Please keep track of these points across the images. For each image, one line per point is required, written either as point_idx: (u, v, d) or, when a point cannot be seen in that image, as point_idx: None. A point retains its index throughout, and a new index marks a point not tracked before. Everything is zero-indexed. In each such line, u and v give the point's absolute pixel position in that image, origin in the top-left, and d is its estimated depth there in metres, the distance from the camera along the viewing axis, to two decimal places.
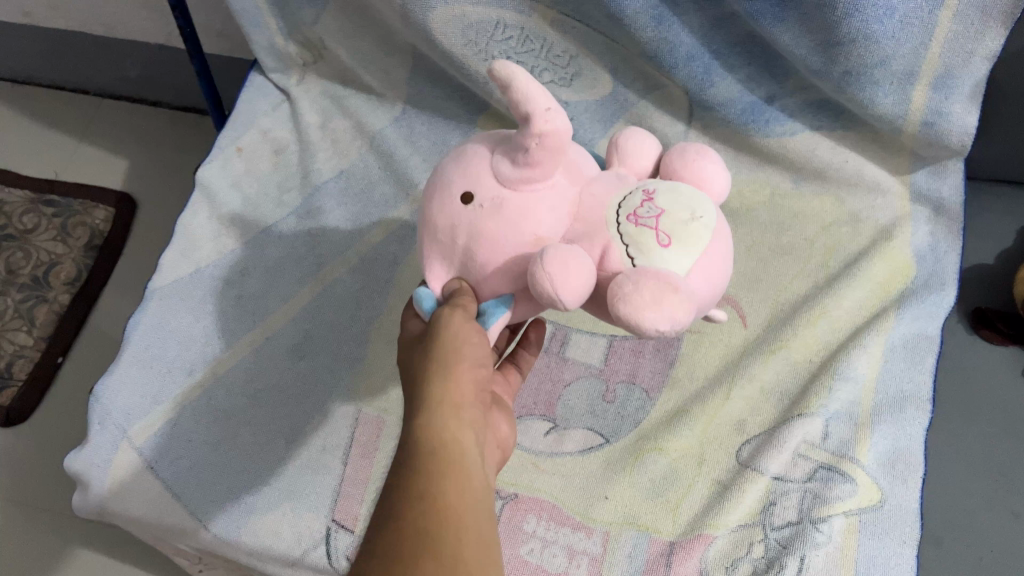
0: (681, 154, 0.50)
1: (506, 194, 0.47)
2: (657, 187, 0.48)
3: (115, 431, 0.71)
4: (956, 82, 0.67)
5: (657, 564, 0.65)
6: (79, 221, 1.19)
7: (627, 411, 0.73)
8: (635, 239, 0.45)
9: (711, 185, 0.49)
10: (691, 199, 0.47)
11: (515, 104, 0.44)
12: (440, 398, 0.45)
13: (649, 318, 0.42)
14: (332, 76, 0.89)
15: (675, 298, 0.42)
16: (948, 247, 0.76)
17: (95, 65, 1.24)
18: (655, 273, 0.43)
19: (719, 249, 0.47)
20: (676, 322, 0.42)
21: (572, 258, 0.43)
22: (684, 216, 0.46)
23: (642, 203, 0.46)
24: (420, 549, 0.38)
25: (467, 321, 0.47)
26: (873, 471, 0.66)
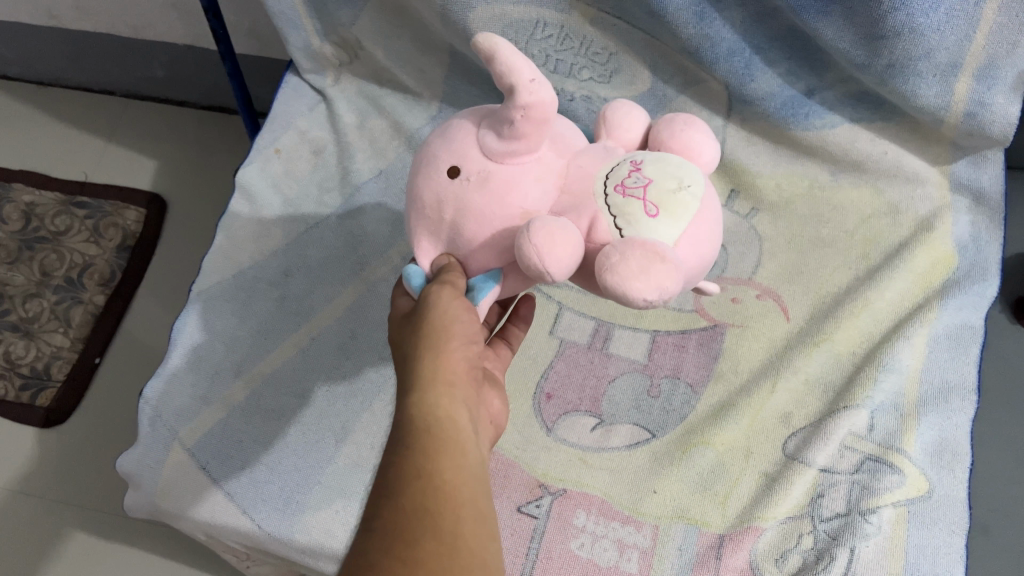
0: (669, 124, 0.49)
1: (493, 167, 0.47)
2: (645, 158, 0.47)
3: (166, 432, 0.72)
4: (999, 74, 0.68)
5: (707, 557, 0.65)
6: (110, 222, 1.20)
7: (673, 406, 0.74)
8: (622, 210, 0.45)
9: (699, 156, 0.49)
10: (679, 170, 0.46)
11: (499, 77, 0.44)
12: (432, 375, 0.45)
13: (635, 288, 0.41)
14: (368, 76, 0.90)
15: (662, 268, 0.41)
16: (989, 237, 0.76)
17: (121, 66, 1.25)
18: (642, 243, 0.42)
19: (708, 220, 0.46)
20: (663, 292, 0.42)
21: (559, 230, 0.43)
22: (671, 186, 0.45)
23: (629, 174, 0.46)
24: (421, 530, 0.38)
25: (456, 298, 0.47)
26: (920, 462, 0.67)
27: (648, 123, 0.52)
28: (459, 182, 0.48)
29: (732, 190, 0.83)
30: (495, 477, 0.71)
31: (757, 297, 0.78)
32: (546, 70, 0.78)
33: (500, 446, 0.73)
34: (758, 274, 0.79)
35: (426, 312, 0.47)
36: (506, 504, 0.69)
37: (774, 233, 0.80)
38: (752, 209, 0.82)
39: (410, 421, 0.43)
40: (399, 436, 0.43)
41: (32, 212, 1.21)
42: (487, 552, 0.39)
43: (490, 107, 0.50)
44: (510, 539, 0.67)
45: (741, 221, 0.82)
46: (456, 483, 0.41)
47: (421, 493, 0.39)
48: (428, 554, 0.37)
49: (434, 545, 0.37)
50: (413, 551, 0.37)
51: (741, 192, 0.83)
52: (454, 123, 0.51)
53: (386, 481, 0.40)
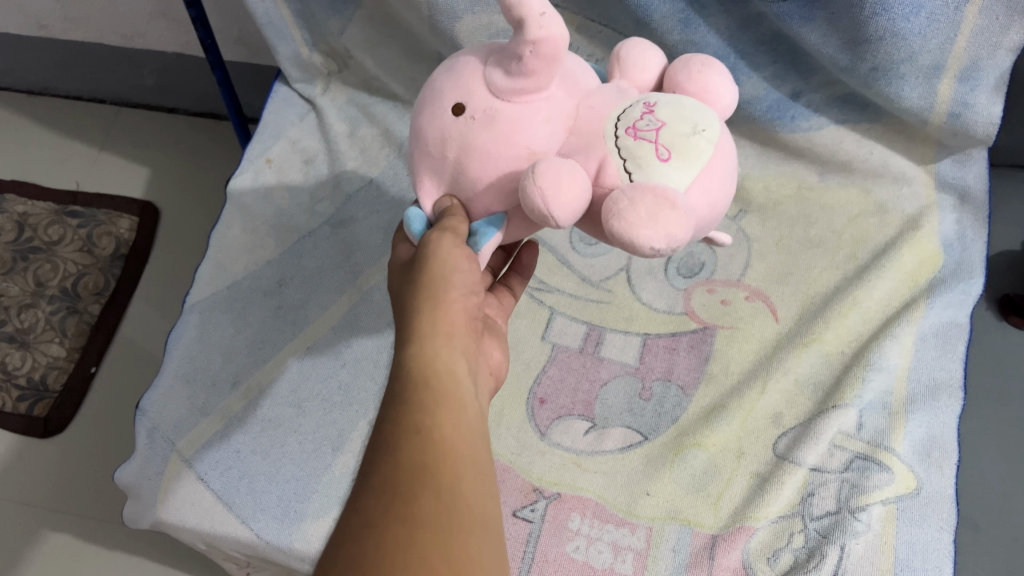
0: (686, 65, 0.48)
1: (499, 106, 0.46)
2: (658, 100, 0.46)
3: (165, 444, 0.73)
4: (981, 75, 0.68)
5: (701, 557, 0.66)
6: (104, 230, 1.20)
7: (664, 409, 0.75)
8: (632, 153, 0.44)
9: (715, 98, 0.47)
10: (692, 113, 0.45)
11: (509, 11, 0.42)
12: (430, 327, 0.45)
13: (645, 234, 0.40)
14: (358, 85, 0.91)
15: (672, 213, 0.40)
16: (974, 235, 0.77)
17: (111, 75, 1.25)
18: (653, 188, 0.41)
19: (720, 164, 0.45)
20: (674, 239, 0.41)
21: (566, 173, 0.43)
22: (684, 129, 0.44)
23: (642, 115, 0.45)
24: (420, 482, 0.36)
25: (456, 245, 0.47)
26: (908, 459, 0.68)
27: (661, 65, 0.50)
28: (463, 120, 0.46)
29: None
30: None
31: (745, 298, 0.79)
32: None
33: (494, 452, 0.73)
34: (746, 275, 0.80)
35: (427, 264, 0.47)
36: (501, 509, 0.70)
37: (764, 234, 0.81)
38: (739, 211, 0.83)
39: (407, 373, 0.43)
40: (396, 390, 0.42)
41: (25, 222, 1.21)
42: (486, 509, 0.38)
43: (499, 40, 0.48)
44: (506, 544, 0.68)
45: (729, 224, 0.82)
46: (454, 436, 0.40)
47: (419, 447, 0.38)
48: (425, 506, 0.35)
49: (432, 496, 0.36)
50: (411, 503, 0.35)
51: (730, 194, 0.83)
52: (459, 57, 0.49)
53: (382, 436, 0.39)
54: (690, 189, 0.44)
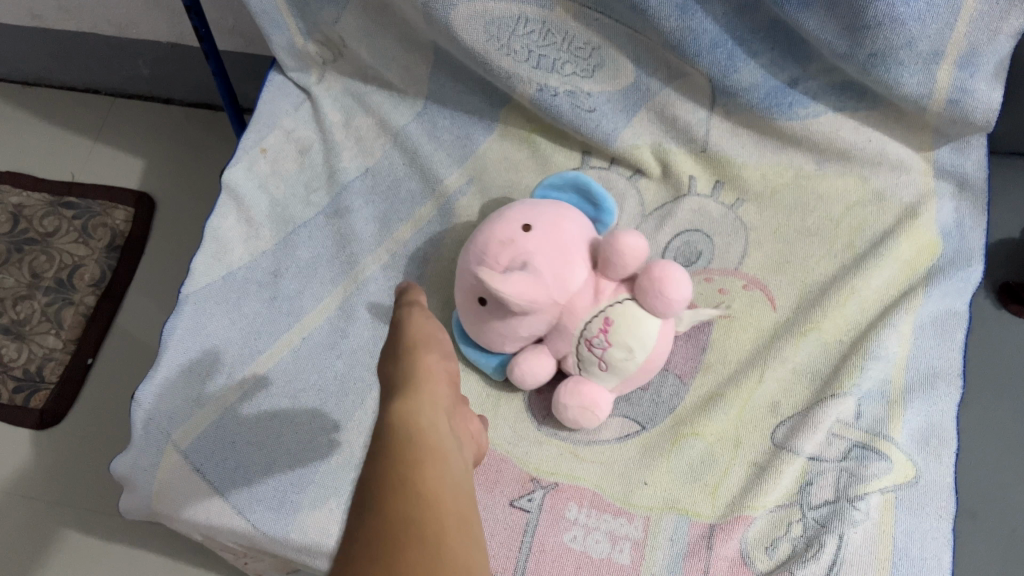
0: (654, 276, 0.67)
1: (509, 294, 0.68)
2: (615, 314, 0.69)
3: (160, 436, 0.73)
4: (981, 60, 0.68)
5: (698, 546, 0.66)
6: (100, 222, 1.19)
7: (662, 398, 0.75)
8: (587, 358, 0.70)
9: (663, 308, 0.68)
10: (635, 339, 0.68)
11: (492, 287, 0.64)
12: (412, 347, 0.43)
13: (569, 418, 0.69)
14: (353, 73, 0.89)
15: (590, 416, 0.69)
16: (973, 223, 0.76)
17: (105, 65, 1.24)
18: (586, 393, 0.69)
19: (646, 369, 0.70)
20: (585, 425, 0.70)
21: (537, 367, 0.71)
22: (622, 353, 0.68)
23: (598, 334, 0.68)
24: (405, 533, 0.31)
25: (426, 314, 0.46)
26: (907, 448, 0.68)
27: (643, 250, 0.69)
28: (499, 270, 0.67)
29: (717, 181, 0.82)
30: (487, 473, 0.72)
31: (743, 287, 0.78)
32: (529, 67, 0.77)
33: (492, 442, 0.74)
34: (744, 264, 0.79)
35: (404, 329, 0.44)
36: (498, 499, 0.70)
37: (761, 222, 0.80)
38: (737, 199, 0.81)
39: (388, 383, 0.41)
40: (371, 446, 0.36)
41: (20, 214, 1.21)
42: (469, 504, 0.35)
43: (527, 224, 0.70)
44: (503, 534, 0.68)
45: (726, 212, 0.81)
46: (439, 483, 0.34)
47: (403, 496, 0.32)
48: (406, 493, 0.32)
49: (419, 546, 0.30)
50: (396, 555, 0.30)
51: (726, 182, 0.81)
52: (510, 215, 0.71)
53: (360, 484, 0.34)
54: (615, 389, 0.72)
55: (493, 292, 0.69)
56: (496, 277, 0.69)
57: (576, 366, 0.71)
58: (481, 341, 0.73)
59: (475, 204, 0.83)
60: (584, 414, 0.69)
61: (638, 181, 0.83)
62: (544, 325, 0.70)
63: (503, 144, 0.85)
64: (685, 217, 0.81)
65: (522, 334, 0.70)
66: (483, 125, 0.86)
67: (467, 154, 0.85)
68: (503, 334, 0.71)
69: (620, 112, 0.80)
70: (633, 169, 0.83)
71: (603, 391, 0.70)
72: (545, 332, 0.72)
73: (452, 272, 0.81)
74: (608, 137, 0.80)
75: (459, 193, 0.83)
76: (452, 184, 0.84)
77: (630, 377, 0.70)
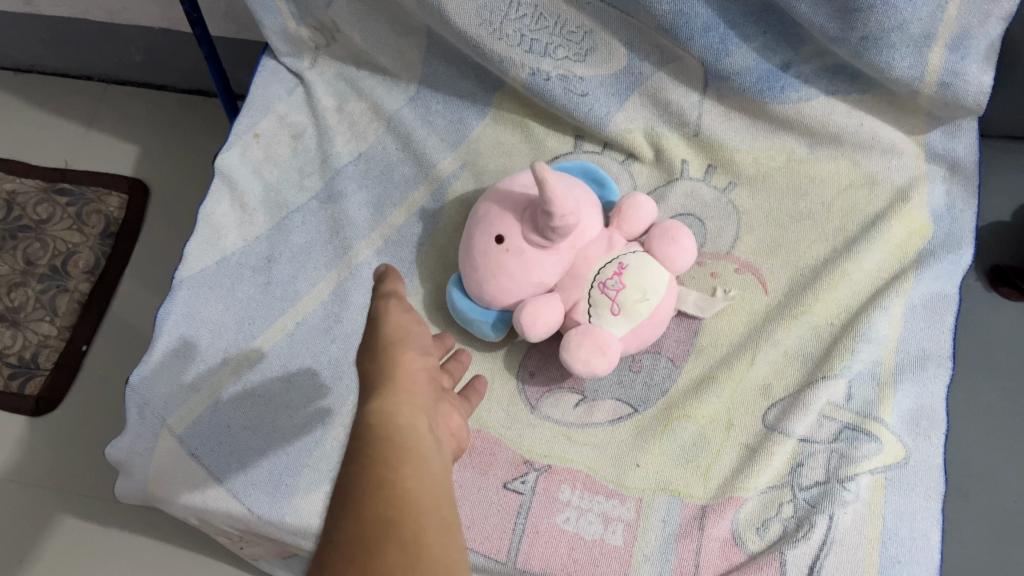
0: (663, 235, 0.71)
1: (523, 249, 0.70)
2: (629, 262, 0.69)
3: (155, 420, 0.73)
4: (972, 42, 0.68)
5: (690, 527, 0.67)
6: (93, 209, 1.19)
7: (655, 380, 0.75)
8: (597, 303, 0.69)
9: (673, 264, 0.71)
10: (648, 283, 0.69)
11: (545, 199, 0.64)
12: (391, 342, 0.44)
13: (578, 365, 0.66)
14: (346, 58, 0.89)
15: (600, 359, 0.66)
16: (963, 207, 0.77)
17: (98, 52, 1.24)
18: (596, 333, 0.67)
19: (655, 322, 0.69)
20: (595, 371, 0.67)
21: (545, 309, 0.69)
22: (637, 296, 0.68)
23: (612, 278, 0.69)
24: (388, 533, 0.32)
25: (403, 308, 0.46)
26: (897, 430, 0.68)
27: (651, 221, 0.73)
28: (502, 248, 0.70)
29: (709, 165, 0.82)
30: (481, 456, 0.72)
31: (735, 271, 0.78)
32: (521, 51, 0.77)
33: (486, 425, 0.74)
34: (736, 248, 0.79)
35: (382, 325, 0.44)
36: (492, 481, 0.71)
37: (753, 206, 0.80)
38: (729, 182, 0.81)
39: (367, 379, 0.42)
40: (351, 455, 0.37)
41: (14, 201, 1.20)
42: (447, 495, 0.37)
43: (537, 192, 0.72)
44: (497, 516, 0.69)
45: (719, 196, 0.81)
46: (417, 485, 0.35)
47: (385, 498, 0.34)
48: (389, 495, 0.34)
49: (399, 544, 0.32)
50: (377, 557, 0.31)
51: (719, 166, 0.81)
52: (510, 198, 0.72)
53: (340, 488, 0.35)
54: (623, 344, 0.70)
55: (511, 232, 0.70)
56: (516, 223, 0.70)
57: (587, 314, 0.70)
58: (479, 296, 0.72)
59: (468, 189, 0.83)
60: (596, 353, 0.66)
61: (631, 164, 0.83)
62: (557, 271, 0.71)
63: (496, 128, 0.85)
64: (676, 202, 0.81)
65: (535, 278, 0.70)
66: (477, 109, 0.86)
67: (460, 138, 0.85)
68: (514, 279, 0.70)
69: (613, 96, 0.80)
70: (626, 153, 0.83)
71: (612, 336, 0.68)
72: (555, 283, 0.72)
73: (445, 256, 0.81)
74: (599, 122, 0.80)
75: (453, 177, 0.83)
76: (446, 168, 0.84)
77: (640, 327, 0.69)
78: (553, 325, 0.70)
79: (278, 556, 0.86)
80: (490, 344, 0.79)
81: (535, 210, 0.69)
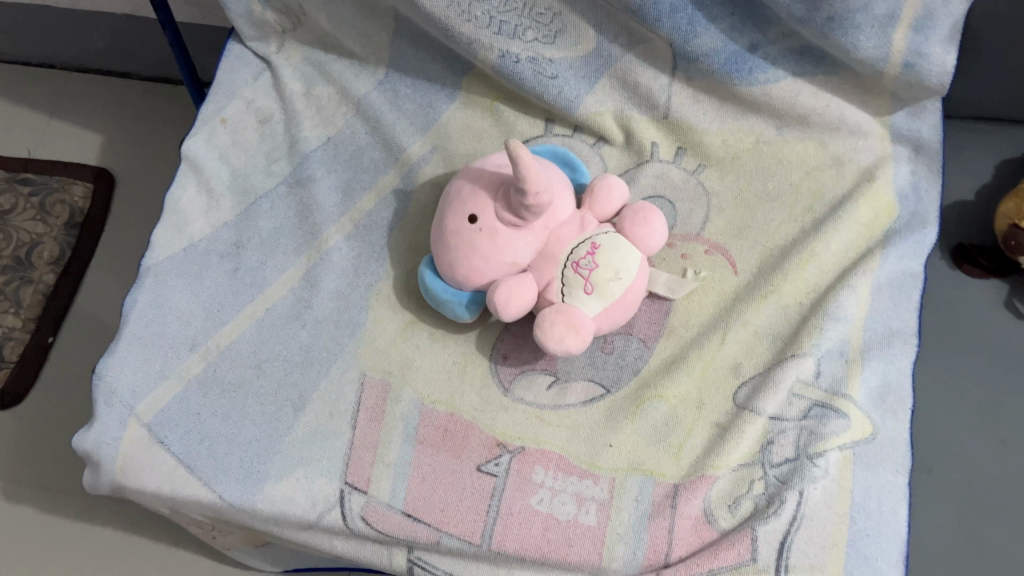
0: (635, 216, 0.72)
1: (497, 229, 0.70)
2: (601, 242, 0.71)
3: (122, 409, 0.71)
4: (935, 23, 0.69)
5: (663, 506, 0.68)
6: (58, 198, 1.17)
7: (626, 361, 0.75)
8: (570, 281, 0.70)
9: (644, 243, 0.72)
10: (620, 262, 0.70)
11: (519, 173, 0.66)
12: None
13: (553, 343, 0.68)
14: (313, 42, 0.88)
15: (574, 337, 0.67)
16: (928, 186, 0.78)
17: (59, 39, 1.22)
18: (570, 312, 0.68)
19: (626, 302, 0.71)
20: (569, 350, 0.68)
21: (520, 289, 0.70)
22: (609, 275, 0.69)
23: (585, 257, 0.70)
24: None
25: None
26: (864, 406, 0.69)
27: (622, 201, 0.74)
28: (477, 229, 0.70)
29: (679, 148, 0.82)
30: (455, 438, 0.72)
31: (705, 252, 0.78)
32: (490, 33, 0.76)
33: (458, 409, 0.74)
34: (706, 229, 0.79)
35: None
36: (466, 464, 0.71)
37: (721, 188, 0.80)
38: (698, 165, 0.81)
39: None
40: None
41: None
42: None
43: (510, 173, 0.72)
44: (471, 498, 0.69)
45: (688, 178, 0.81)
46: None
47: None
48: None
49: None
50: None
51: (688, 149, 0.82)
52: (480, 180, 0.72)
53: None
54: (596, 323, 0.71)
55: (484, 211, 0.70)
56: (489, 201, 0.71)
57: (561, 293, 0.70)
58: (453, 277, 0.72)
59: (439, 173, 0.83)
60: (570, 332, 0.67)
61: (601, 148, 0.83)
62: (530, 251, 0.71)
63: (465, 112, 0.85)
64: (646, 183, 0.81)
65: (508, 258, 0.70)
66: (446, 93, 0.85)
67: (430, 122, 0.85)
68: (487, 259, 0.70)
69: (582, 79, 0.79)
70: (596, 136, 0.82)
71: (585, 315, 0.69)
72: (528, 264, 0.72)
73: (416, 241, 0.81)
74: (571, 104, 0.80)
75: (423, 162, 0.83)
76: (415, 153, 0.83)
77: (612, 306, 0.70)
78: (526, 305, 0.70)
79: (251, 545, 0.86)
80: (463, 327, 0.79)
81: (508, 188, 0.69)
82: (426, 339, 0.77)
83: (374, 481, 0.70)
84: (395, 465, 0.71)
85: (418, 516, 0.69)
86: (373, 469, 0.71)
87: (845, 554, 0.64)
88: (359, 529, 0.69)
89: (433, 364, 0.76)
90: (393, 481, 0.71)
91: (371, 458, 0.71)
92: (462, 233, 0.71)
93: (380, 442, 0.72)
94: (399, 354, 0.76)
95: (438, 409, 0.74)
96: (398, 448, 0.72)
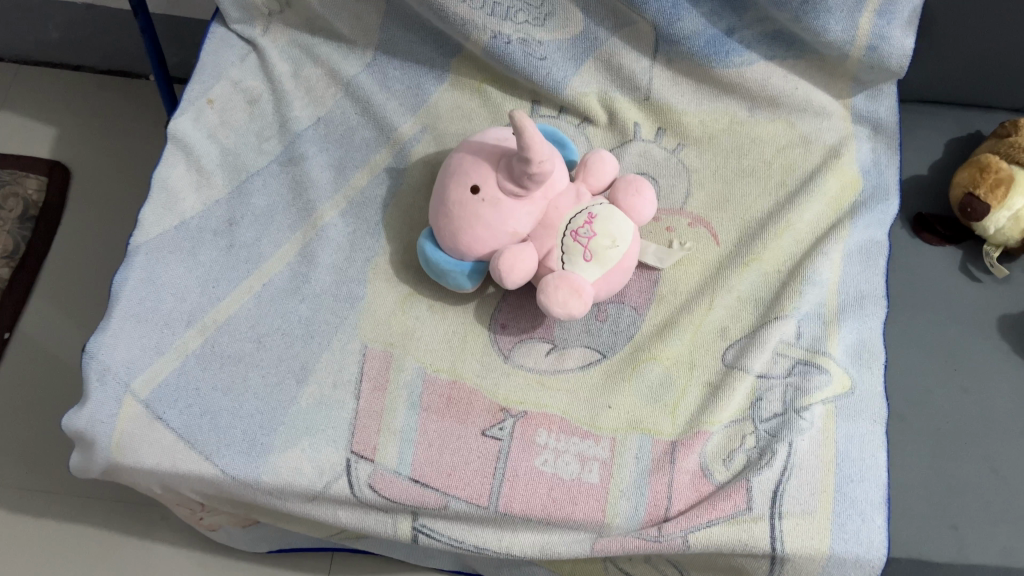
0: (627, 186, 0.76)
1: (499, 198, 0.72)
2: (599, 212, 0.74)
3: (117, 386, 0.69)
4: (896, 8, 0.76)
5: (662, 462, 0.71)
6: (10, 191, 1.15)
7: (620, 327, 0.79)
8: (570, 249, 0.72)
9: (637, 212, 0.76)
10: (617, 230, 0.73)
11: (524, 140, 0.67)
12: None
13: (556, 307, 0.70)
14: (300, 26, 0.91)
15: (576, 300, 0.70)
16: (888, 162, 0.85)
17: (12, 30, 1.21)
18: (573, 278, 0.71)
19: (622, 268, 0.74)
20: (572, 313, 0.70)
21: (523, 256, 0.72)
22: (607, 242, 0.72)
23: (584, 226, 0.73)
24: None
25: None
26: (843, 362, 0.74)
27: (613, 175, 0.78)
28: (479, 200, 0.73)
29: (659, 128, 0.86)
30: (459, 405, 0.74)
31: (688, 225, 0.83)
32: (484, 14, 0.81)
33: (461, 376, 0.76)
34: (689, 204, 0.84)
35: None
36: (471, 429, 0.72)
37: (701, 164, 0.85)
38: (678, 144, 0.86)
39: None
40: None
41: None
42: None
43: (511, 147, 0.75)
44: (478, 461, 0.70)
45: (669, 155, 0.86)
46: None
47: None
48: None
49: None
50: None
51: (668, 129, 0.86)
52: (481, 153, 0.75)
53: None
54: (596, 290, 0.74)
55: (487, 182, 0.73)
56: (490, 172, 0.73)
57: (560, 260, 0.73)
58: (455, 247, 0.74)
59: (430, 151, 0.86)
60: (574, 296, 0.69)
61: (586, 128, 0.87)
62: (530, 221, 0.74)
63: (454, 94, 0.89)
64: (632, 160, 0.85)
65: (510, 227, 0.73)
66: (434, 75, 0.89)
67: (419, 103, 0.89)
68: (489, 228, 0.73)
69: (569, 60, 0.84)
70: (581, 117, 0.87)
71: (585, 280, 0.72)
72: (528, 233, 0.75)
73: (411, 215, 0.83)
74: (557, 84, 0.84)
75: (414, 141, 0.87)
76: (406, 132, 0.87)
77: (610, 273, 0.73)
78: (529, 272, 0.73)
79: (239, 526, 0.84)
80: (462, 297, 0.81)
81: (510, 158, 0.72)
82: (426, 310, 0.79)
83: (381, 449, 0.71)
84: (401, 432, 0.72)
85: (425, 481, 0.69)
86: (380, 437, 0.71)
87: (833, 499, 0.67)
88: (366, 497, 0.69)
89: (434, 334, 0.78)
90: (399, 447, 0.71)
91: (377, 427, 0.72)
92: (466, 203, 0.73)
93: (385, 410, 0.73)
94: (399, 326, 0.78)
95: (441, 376, 0.75)
96: (404, 416, 0.73)
